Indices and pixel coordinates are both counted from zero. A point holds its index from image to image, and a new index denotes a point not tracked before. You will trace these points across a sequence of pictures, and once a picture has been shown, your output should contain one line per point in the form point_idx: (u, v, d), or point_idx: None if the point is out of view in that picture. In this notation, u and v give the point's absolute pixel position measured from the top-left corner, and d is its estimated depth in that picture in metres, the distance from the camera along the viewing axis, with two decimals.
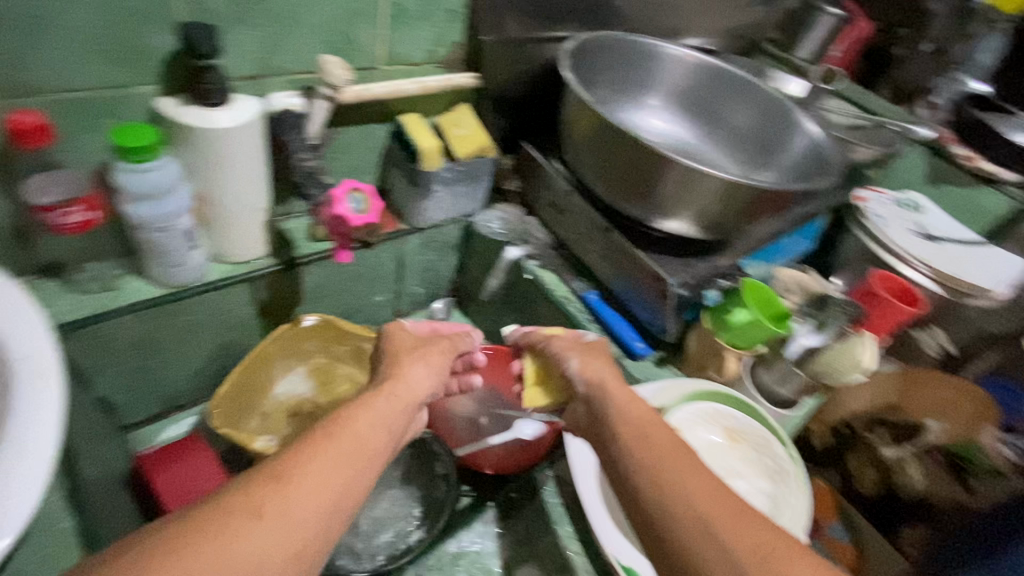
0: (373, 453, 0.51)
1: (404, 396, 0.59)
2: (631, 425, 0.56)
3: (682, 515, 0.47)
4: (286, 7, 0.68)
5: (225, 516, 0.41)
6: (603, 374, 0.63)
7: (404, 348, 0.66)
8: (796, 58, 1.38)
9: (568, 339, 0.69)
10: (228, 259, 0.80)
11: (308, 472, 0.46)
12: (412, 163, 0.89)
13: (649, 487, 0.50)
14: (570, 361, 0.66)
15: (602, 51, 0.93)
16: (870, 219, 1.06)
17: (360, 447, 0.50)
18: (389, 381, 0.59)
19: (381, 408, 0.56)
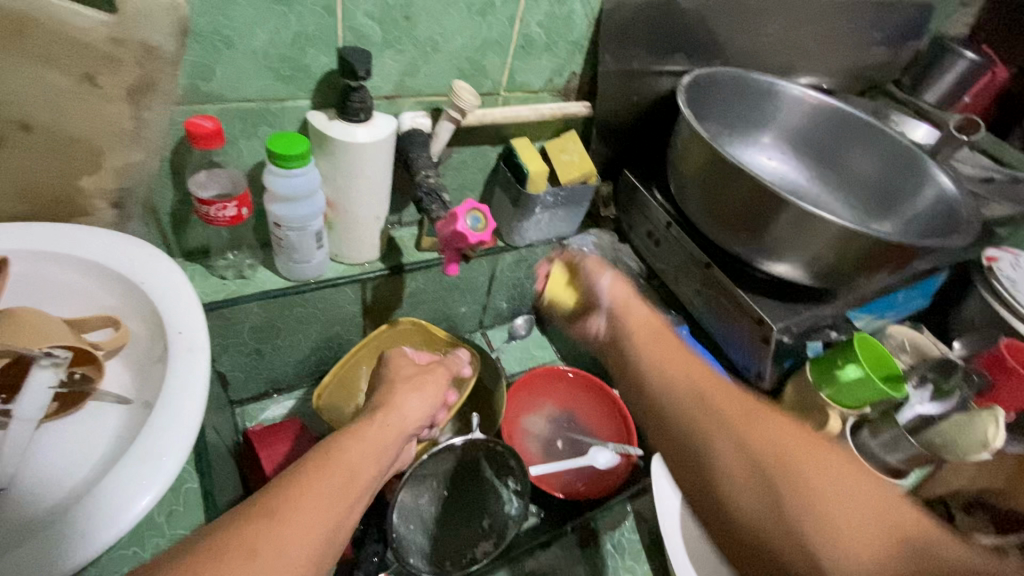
0: (358, 489, 0.52)
1: (393, 424, 0.63)
2: (674, 403, 0.52)
3: (723, 449, 0.48)
4: (429, 36, 0.74)
5: (219, 555, 0.40)
6: (626, 296, 0.65)
7: (398, 378, 0.73)
8: (922, 102, 1.30)
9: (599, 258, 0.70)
10: (344, 259, 0.87)
11: (308, 499, 0.47)
12: (518, 183, 0.92)
13: (685, 438, 0.50)
14: (601, 283, 0.67)
15: (718, 86, 0.92)
16: (1002, 283, 0.97)
17: (354, 477, 0.52)
18: (382, 412, 0.64)
19: (369, 437, 0.59)
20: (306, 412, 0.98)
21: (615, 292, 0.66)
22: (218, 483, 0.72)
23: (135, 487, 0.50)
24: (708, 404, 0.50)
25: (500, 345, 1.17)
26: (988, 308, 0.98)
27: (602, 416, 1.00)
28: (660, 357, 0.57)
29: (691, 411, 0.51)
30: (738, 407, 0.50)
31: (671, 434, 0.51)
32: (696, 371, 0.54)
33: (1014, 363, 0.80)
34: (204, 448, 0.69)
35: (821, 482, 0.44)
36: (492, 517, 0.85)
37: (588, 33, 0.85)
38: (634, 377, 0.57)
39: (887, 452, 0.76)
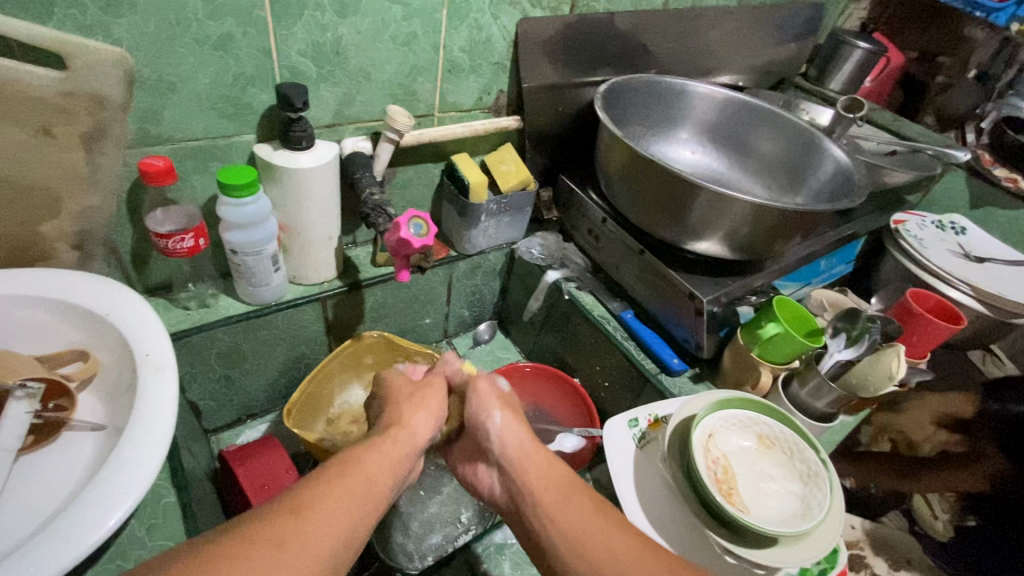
0: (372, 492, 0.56)
1: (405, 440, 0.64)
2: (541, 487, 0.63)
3: (571, 554, 0.57)
4: (361, 68, 0.82)
5: (250, 547, 0.45)
6: (516, 440, 0.68)
7: (411, 409, 0.70)
8: (828, 91, 1.42)
9: (492, 392, 0.74)
10: (303, 281, 0.92)
11: (326, 502, 0.52)
12: (462, 196, 0.99)
13: (556, 545, 0.58)
14: (494, 417, 0.71)
15: (634, 92, 1.02)
16: (908, 240, 1.07)
17: (363, 479, 0.56)
18: (391, 430, 0.65)
19: (385, 451, 0.61)
20: (282, 433, 1.02)
21: (506, 437, 0.69)
22: (198, 500, 0.75)
23: (110, 501, 0.53)
24: (571, 502, 0.61)
25: (466, 351, 1.23)
26: (900, 265, 1.08)
27: (567, 405, 1.06)
28: (538, 489, 0.63)
29: (555, 521, 0.59)
30: (590, 513, 0.60)
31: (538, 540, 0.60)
32: (562, 505, 0.61)
33: (918, 308, 0.89)
34: (180, 467, 0.72)
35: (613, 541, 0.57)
36: (469, 511, 0.89)
37: (509, 53, 0.94)
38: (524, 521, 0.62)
39: (814, 399, 0.83)
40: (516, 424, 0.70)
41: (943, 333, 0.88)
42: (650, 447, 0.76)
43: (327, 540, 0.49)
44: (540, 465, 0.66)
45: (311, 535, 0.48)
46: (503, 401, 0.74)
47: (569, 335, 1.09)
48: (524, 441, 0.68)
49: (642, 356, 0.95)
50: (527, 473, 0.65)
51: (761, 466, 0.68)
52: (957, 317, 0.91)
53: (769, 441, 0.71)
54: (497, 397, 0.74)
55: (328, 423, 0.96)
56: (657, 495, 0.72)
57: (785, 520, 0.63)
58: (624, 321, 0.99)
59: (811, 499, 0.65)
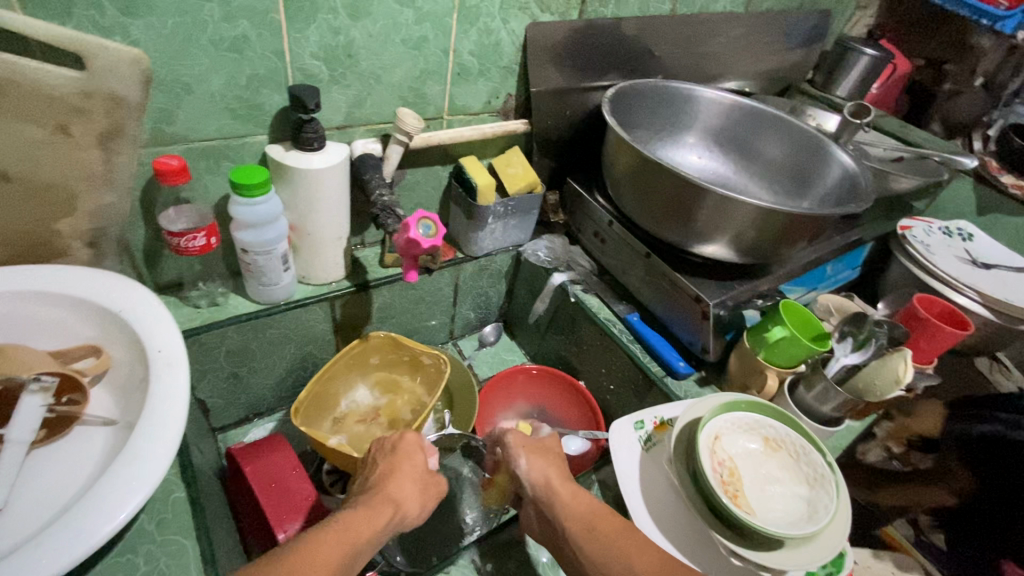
0: (358, 548, 0.55)
1: (382, 509, 0.60)
2: (575, 522, 0.63)
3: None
4: (372, 70, 0.83)
5: None
6: (541, 478, 0.69)
7: (404, 470, 0.66)
8: (834, 97, 1.42)
9: (518, 438, 0.74)
10: (312, 281, 0.93)
11: (319, 557, 0.51)
12: (470, 198, 1.00)
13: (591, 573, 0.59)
14: (519, 461, 0.71)
15: (641, 97, 1.03)
16: (914, 246, 1.07)
17: (352, 537, 0.55)
18: (371, 500, 0.61)
19: (372, 510, 0.60)
20: (288, 432, 1.03)
21: (534, 476, 0.69)
22: (207, 496, 0.76)
23: (121, 495, 0.53)
24: (597, 532, 0.61)
25: (471, 353, 1.24)
26: (907, 271, 1.08)
27: (572, 408, 1.06)
28: (566, 518, 0.64)
29: (580, 545, 0.61)
30: (614, 528, 0.61)
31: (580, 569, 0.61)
32: (594, 539, 0.60)
33: (924, 313, 0.89)
34: (189, 462, 0.73)
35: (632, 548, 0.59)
36: (474, 511, 0.90)
37: (518, 57, 0.95)
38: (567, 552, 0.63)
39: (820, 403, 0.83)
40: (547, 462, 0.71)
41: (950, 338, 0.88)
42: (656, 449, 0.76)
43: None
44: (566, 486, 0.67)
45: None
46: (533, 444, 0.74)
47: (575, 337, 1.09)
48: (555, 478, 0.68)
49: (648, 359, 0.95)
50: (558, 511, 0.65)
51: (767, 468, 0.68)
52: (963, 321, 0.91)
53: (775, 445, 0.71)
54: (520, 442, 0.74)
55: (335, 422, 0.97)
56: (663, 498, 0.73)
57: (792, 523, 0.63)
58: (630, 323, 0.99)
59: (819, 502, 0.65)
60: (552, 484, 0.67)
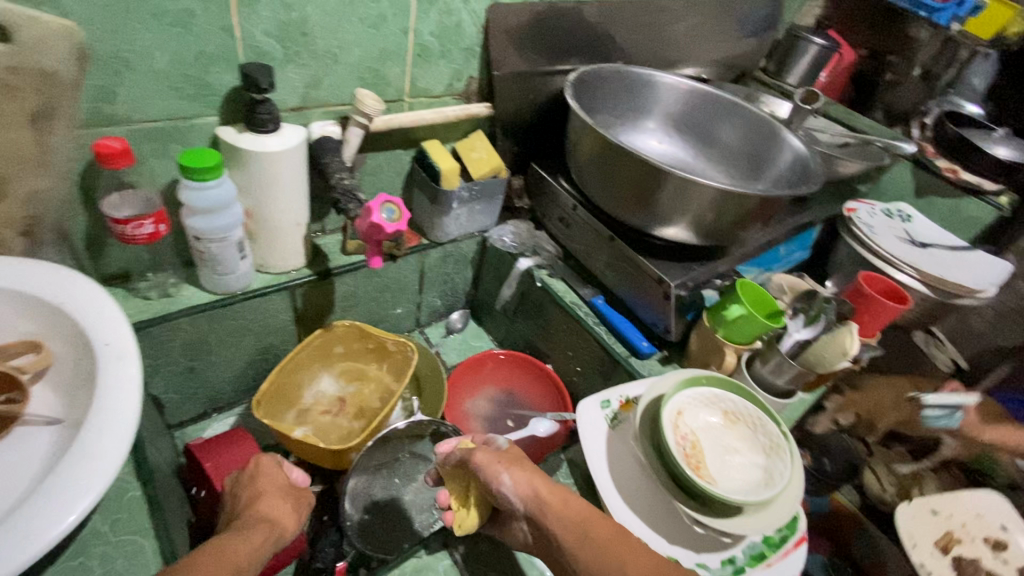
0: (240, 566, 0.52)
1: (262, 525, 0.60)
2: (570, 531, 0.59)
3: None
4: (329, 49, 0.80)
5: None
6: (531, 492, 0.62)
7: (268, 490, 0.67)
8: (786, 84, 1.47)
9: (490, 452, 0.65)
10: (270, 270, 0.90)
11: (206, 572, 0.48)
12: (434, 183, 0.98)
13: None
14: (501, 479, 0.63)
15: (604, 81, 1.03)
16: (859, 227, 1.13)
17: (233, 554, 0.53)
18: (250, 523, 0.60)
19: (250, 531, 0.58)
20: (251, 425, 1.00)
21: (523, 491, 0.62)
22: (164, 494, 0.73)
23: (72, 494, 0.50)
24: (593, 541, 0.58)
25: (438, 341, 1.23)
26: (853, 251, 1.14)
27: (541, 391, 1.07)
28: (563, 528, 0.59)
29: (582, 561, 0.57)
30: (608, 534, 0.58)
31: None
32: (591, 550, 0.57)
33: (869, 290, 0.94)
34: (144, 460, 0.70)
35: (628, 554, 0.56)
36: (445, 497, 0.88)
37: (479, 39, 0.94)
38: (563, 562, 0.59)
39: (775, 376, 0.87)
40: (529, 472, 0.64)
41: (891, 313, 0.93)
42: (622, 426, 0.78)
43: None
44: (557, 499, 0.62)
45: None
46: (504, 457, 0.65)
47: (542, 321, 1.10)
48: (541, 488, 0.63)
49: (614, 341, 0.97)
50: (552, 523, 0.60)
51: (727, 440, 0.71)
52: (903, 297, 0.97)
53: (734, 417, 0.74)
54: (494, 456, 0.65)
55: (300, 414, 0.95)
56: (631, 475, 0.75)
57: (752, 491, 0.66)
58: (595, 306, 1.01)
59: (775, 468, 0.69)
60: (542, 501, 0.61)
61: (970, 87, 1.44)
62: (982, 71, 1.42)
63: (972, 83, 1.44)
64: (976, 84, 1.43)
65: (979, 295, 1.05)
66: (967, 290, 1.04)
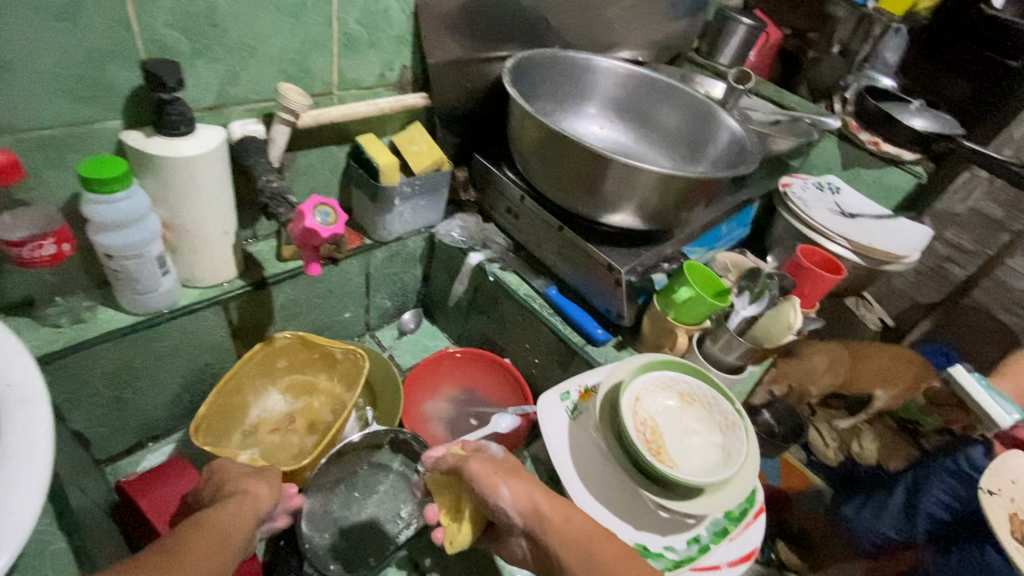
0: (227, 544, 0.52)
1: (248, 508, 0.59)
2: (575, 548, 0.58)
3: None
4: (245, 41, 0.74)
5: None
6: (530, 508, 0.62)
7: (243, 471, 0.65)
8: (718, 64, 1.50)
9: (486, 463, 0.65)
10: (198, 284, 0.83)
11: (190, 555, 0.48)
12: (373, 179, 0.93)
13: None
14: (501, 491, 0.62)
15: (542, 66, 1.01)
16: (794, 202, 1.17)
17: (217, 535, 0.52)
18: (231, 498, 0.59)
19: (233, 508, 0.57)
20: (193, 451, 0.93)
21: (523, 506, 0.62)
22: (95, 541, 0.66)
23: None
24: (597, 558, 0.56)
25: (391, 343, 1.19)
26: (790, 225, 1.18)
27: (500, 386, 1.05)
28: (564, 547, 0.59)
29: None
30: (615, 554, 0.56)
31: None
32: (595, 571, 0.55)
33: (806, 262, 0.98)
34: (68, 508, 0.63)
35: None
36: (409, 505, 0.86)
37: (410, 26, 0.89)
38: None
39: (725, 354, 0.89)
40: (527, 484, 0.64)
41: (828, 284, 0.98)
42: (583, 417, 0.78)
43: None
44: (560, 512, 0.61)
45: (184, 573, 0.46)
46: (498, 468, 0.64)
47: (496, 315, 1.09)
48: (541, 502, 0.62)
49: (569, 331, 0.97)
50: (556, 541, 0.59)
51: (686, 422, 0.72)
52: (838, 267, 1.02)
53: (689, 399, 0.75)
54: (493, 467, 0.64)
55: (245, 434, 0.89)
56: (594, 462, 0.75)
57: (712, 470, 0.68)
58: (549, 297, 1.00)
59: (732, 445, 0.70)
60: (545, 514, 0.61)
61: (882, 60, 1.53)
62: (894, 44, 1.51)
63: (885, 58, 1.52)
64: (888, 58, 1.53)
65: (904, 261, 1.11)
66: (893, 256, 1.10)
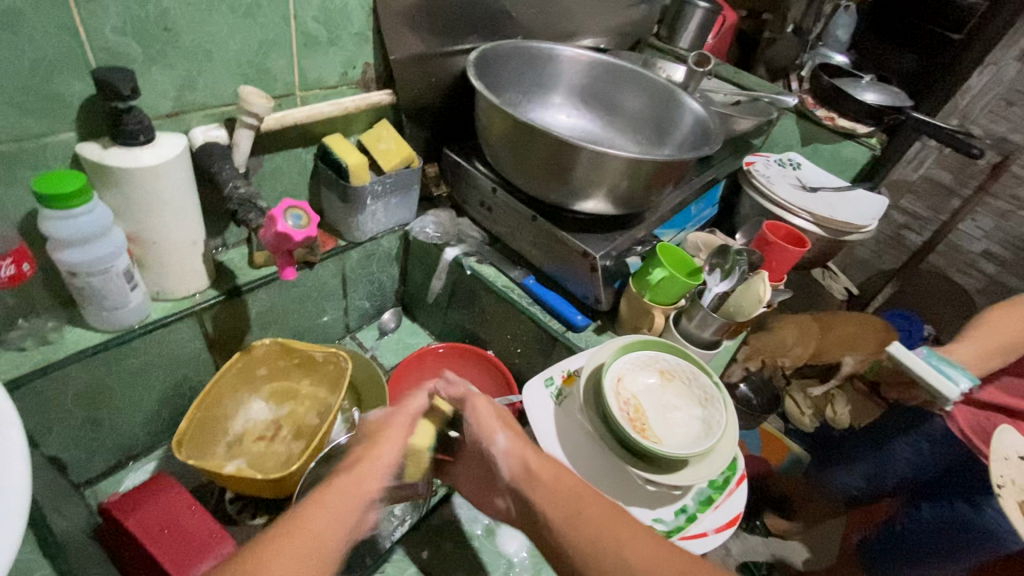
0: (319, 538, 0.51)
1: (359, 486, 0.58)
2: (558, 504, 0.59)
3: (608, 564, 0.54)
4: (200, 45, 0.72)
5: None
6: (521, 463, 0.64)
7: (383, 439, 0.64)
8: (678, 48, 1.53)
9: (490, 407, 0.70)
10: (169, 296, 0.81)
11: (279, 554, 0.48)
12: (343, 179, 0.92)
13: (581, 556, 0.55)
14: (496, 440, 0.67)
15: (506, 58, 1.02)
16: (757, 179, 1.20)
17: (316, 524, 0.52)
18: (346, 472, 0.59)
19: (344, 487, 0.57)
20: (176, 467, 0.92)
21: (513, 458, 0.65)
22: (81, 565, 0.65)
23: None
24: (583, 512, 0.58)
25: (372, 344, 1.18)
26: (755, 202, 1.22)
27: (485, 378, 1.06)
28: (548, 504, 0.60)
29: (574, 537, 0.56)
30: (600, 508, 0.58)
31: (561, 554, 0.57)
32: (582, 523, 0.57)
33: (773, 237, 1.01)
34: (49, 534, 0.61)
35: (625, 536, 0.55)
36: (401, 503, 0.86)
37: (369, 22, 0.88)
38: (551, 541, 0.59)
39: (701, 331, 0.91)
40: (523, 440, 0.67)
41: (794, 257, 1.01)
42: (568, 402, 0.79)
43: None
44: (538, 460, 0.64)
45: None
46: (501, 418, 0.69)
47: (476, 309, 1.09)
48: (532, 459, 0.64)
49: (549, 319, 0.98)
50: (542, 497, 0.60)
51: (667, 398, 0.75)
52: (803, 240, 1.05)
53: (669, 375, 0.78)
54: (495, 415, 0.69)
55: (229, 446, 0.88)
56: (577, 442, 0.76)
57: (693, 442, 0.70)
58: (527, 287, 1.01)
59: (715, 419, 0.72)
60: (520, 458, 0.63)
61: (835, 39, 1.60)
62: (845, 23, 1.57)
63: (838, 36, 1.60)
64: (840, 36, 1.60)
65: (865, 230, 1.16)
66: (853, 227, 1.15)
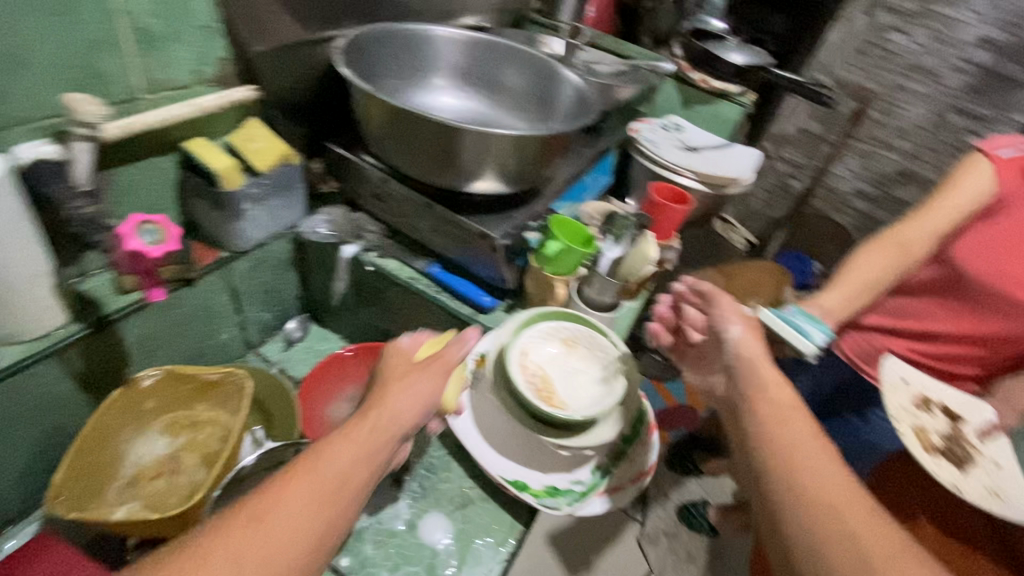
0: (338, 493, 0.55)
1: (385, 427, 0.61)
2: (812, 491, 0.51)
3: (852, 525, 0.48)
4: (5, 50, 0.63)
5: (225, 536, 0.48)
6: None
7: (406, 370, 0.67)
8: (561, 22, 1.54)
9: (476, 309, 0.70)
10: (19, 337, 0.73)
11: (290, 499, 0.52)
12: (212, 187, 0.85)
13: (804, 518, 0.50)
14: None
15: (378, 43, 0.98)
16: (645, 146, 1.25)
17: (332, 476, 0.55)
18: (371, 410, 0.61)
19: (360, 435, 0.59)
20: (62, 524, 0.83)
21: None
22: None
23: None
24: (836, 503, 0.50)
25: (279, 356, 1.12)
26: (645, 166, 1.27)
27: None
28: (790, 495, 0.52)
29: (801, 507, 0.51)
30: (842, 497, 0.50)
31: (783, 533, 0.51)
32: (827, 486, 0.51)
33: (660, 200, 1.06)
34: None
35: (847, 511, 0.49)
36: None
37: (216, 14, 0.81)
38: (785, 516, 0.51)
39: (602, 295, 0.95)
40: None
41: (679, 216, 1.07)
42: (479, 385, 0.80)
43: (281, 546, 0.49)
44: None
45: (279, 532, 0.50)
46: None
47: (383, 304, 1.05)
48: None
49: (458, 304, 0.98)
50: (812, 482, 0.51)
51: (573, 365, 0.77)
52: (685, 195, 1.10)
53: (572, 342, 0.80)
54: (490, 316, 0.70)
55: (121, 490, 0.80)
56: (497, 422, 0.80)
57: (599, 401, 0.73)
58: (432, 275, 0.99)
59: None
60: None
61: (712, 4, 1.65)
62: None
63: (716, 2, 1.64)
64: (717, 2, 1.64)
65: (743, 182, 1.25)
66: (733, 180, 1.23)
